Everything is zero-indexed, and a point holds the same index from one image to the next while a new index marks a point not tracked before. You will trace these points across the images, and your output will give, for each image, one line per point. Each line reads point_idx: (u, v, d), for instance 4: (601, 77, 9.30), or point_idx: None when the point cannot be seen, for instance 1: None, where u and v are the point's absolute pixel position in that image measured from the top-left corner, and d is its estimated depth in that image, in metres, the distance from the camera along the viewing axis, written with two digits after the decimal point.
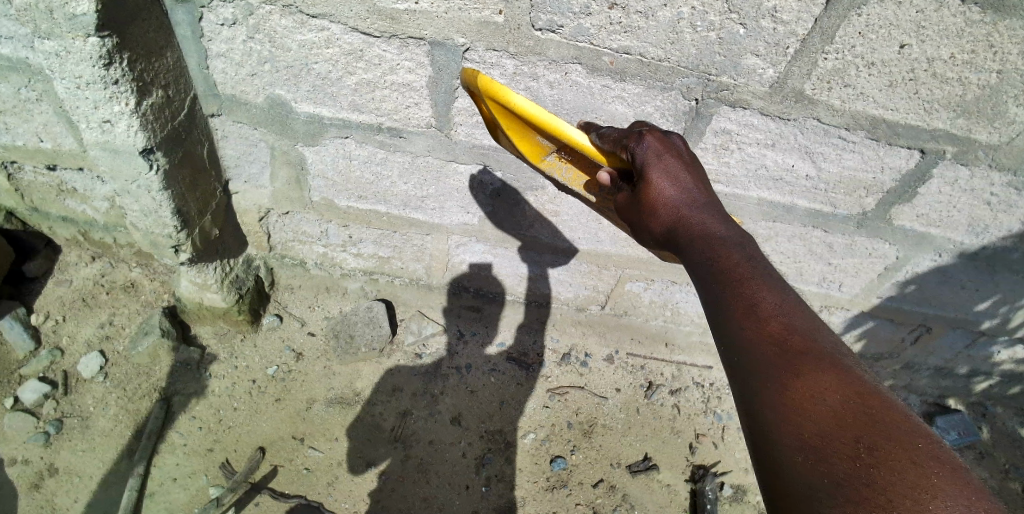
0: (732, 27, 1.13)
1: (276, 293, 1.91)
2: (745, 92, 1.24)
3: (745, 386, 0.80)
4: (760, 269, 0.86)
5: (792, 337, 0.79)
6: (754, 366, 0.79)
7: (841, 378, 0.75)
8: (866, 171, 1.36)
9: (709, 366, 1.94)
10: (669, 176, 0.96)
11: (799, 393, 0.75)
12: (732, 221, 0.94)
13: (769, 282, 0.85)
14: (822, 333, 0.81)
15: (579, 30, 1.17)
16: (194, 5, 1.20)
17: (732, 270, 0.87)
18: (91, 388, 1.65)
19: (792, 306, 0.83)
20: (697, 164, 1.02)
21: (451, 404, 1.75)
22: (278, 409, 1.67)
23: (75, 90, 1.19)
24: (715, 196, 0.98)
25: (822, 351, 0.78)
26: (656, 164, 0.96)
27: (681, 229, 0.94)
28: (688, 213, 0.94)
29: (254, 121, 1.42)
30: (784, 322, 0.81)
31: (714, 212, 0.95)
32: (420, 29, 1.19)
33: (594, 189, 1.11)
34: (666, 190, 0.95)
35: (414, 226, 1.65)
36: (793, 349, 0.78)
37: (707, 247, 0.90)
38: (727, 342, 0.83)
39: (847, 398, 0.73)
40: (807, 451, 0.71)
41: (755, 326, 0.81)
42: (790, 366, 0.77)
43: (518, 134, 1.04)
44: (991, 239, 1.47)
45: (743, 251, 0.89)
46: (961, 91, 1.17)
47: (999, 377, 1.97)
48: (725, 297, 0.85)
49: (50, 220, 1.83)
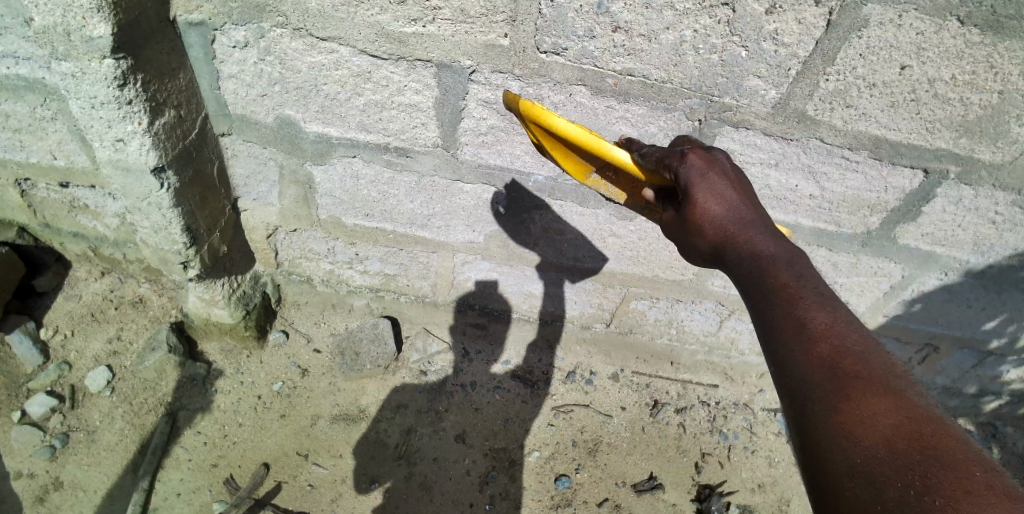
0: (734, 49, 1.15)
1: (282, 309, 1.92)
2: (748, 112, 1.26)
3: (798, 410, 0.76)
4: (811, 290, 0.84)
5: (845, 359, 0.76)
6: (804, 388, 0.76)
7: (896, 402, 0.71)
8: (869, 191, 1.37)
9: (714, 385, 1.93)
10: (716, 194, 0.91)
11: (851, 415, 0.71)
12: (781, 239, 0.91)
13: (821, 302, 0.82)
14: (878, 356, 0.77)
15: (583, 53, 1.19)
16: (207, 28, 1.23)
17: (782, 290, 0.84)
18: (97, 402, 1.66)
19: (846, 327, 0.79)
20: (743, 180, 0.98)
21: (455, 422, 1.75)
22: (283, 425, 1.68)
23: (90, 110, 1.22)
24: (763, 212, 0.95)
25: (875, 373, 0.74)
26: (700, 182, 0.91)
27: (729, 247, 0.91)
28: (736, 231, 0.91)
29: (264, 141, 1.45)
30: (836, 344, 0.77)
31: (763, 230, 0.92)
32: (427, 52, 1.21)
33: (639, 203, 1.06)
34: (713, 209, 0.91)
35: (420, 244, 1.67)
36: (846, 370, 0.75)
37: (756, 266, 0.88)
38: (777, 364, 0.81)
39: (901, 423, 0.68)
40: (857, 475, 0.66)
41: (806, 348, 0.78)
42: (843, 388, 0.73)
43: (562, 155, 1.03)
44: (996, 258, 1.47)
45: (792, 270, 0.86)
46: (962, 111, 1.18)
47: (1008, 396, 1.95)
48: (775, 317, 0.83)
49: (62, 235, 1.85)
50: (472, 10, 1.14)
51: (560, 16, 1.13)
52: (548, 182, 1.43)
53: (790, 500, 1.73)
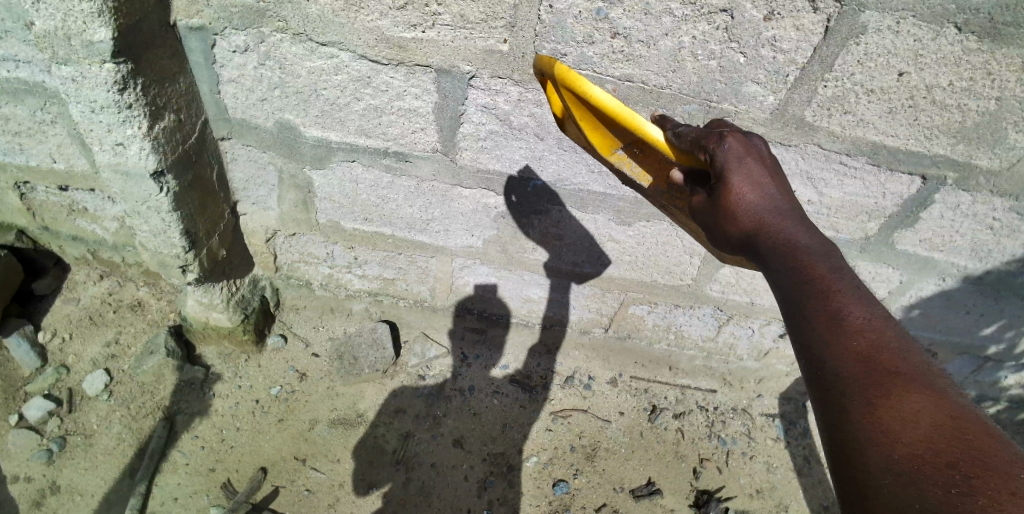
0: (732, 55, 1.15)
1: (281, 313, 1.92)
2: (747, 118, 1.26)
3: (830, 405, 0.73)
4: (847, 283, 0.80)
5: (883, 355, 0.73)
6: (839, 382, 0.73)
7: (936, 401, 0.69)
8: (867, 197, 1.37)
9: (713, 390, 1.93)
10: (751, 182, 0.90)
11: (889, 411, 0.69)
12: (815, 231, 0.88)
13: (857, 297, 0.78)
14: (914, 354, 0.74)
15: (582, 58, 1.20)
16: (208, 33, 1.23)
17: (816, 283, 0.80)
18: (95, 405, 1.66)
19: (881, 323, 0.76)
20: (777, 171, 0.96)
21: (453, 427, 1.75)
22: (281, 430, 1.67)
23: (90, 114, 1.22)
24: (795, 204, 0.92)
25: (913, 370, 0.72)
26: (737, 169, 0.90)
27: (761, 237, 0.87)
28: (768, 221, 0.88)
29: (263, 145, 1.45)
30: (873, 339, 0.74)
31: (796, 221, 0.89)
32: (426, 57, 1.22)
33: (660, 186, 1.07)
34: (748, 196, 0.89)
35: (419, 248, 1.67)
36: (884, 367, 0.72)
37: (788, 257, 0.83)
38: (810, 357, 0.77)
39: (942, 422, 0.66)
40: (896, 474, 0.64)
41: (842, 342, 0.75)
42: (882, 385, 0.71)
43: (589, 126, 1.01)
44: (995, 264, 1.47)
45: (828, 262, 0.82)
46: (960, 117, 1.18)
47: (1006, 402, 1.94)
48: (807, 310, 0.78)
49: (61, 239, 1.85)
50: (472, 16, 1.14)
51: (559, 22, 1.14)
52: (547, 187, 1.43)
53: (788, 506, 1.72)
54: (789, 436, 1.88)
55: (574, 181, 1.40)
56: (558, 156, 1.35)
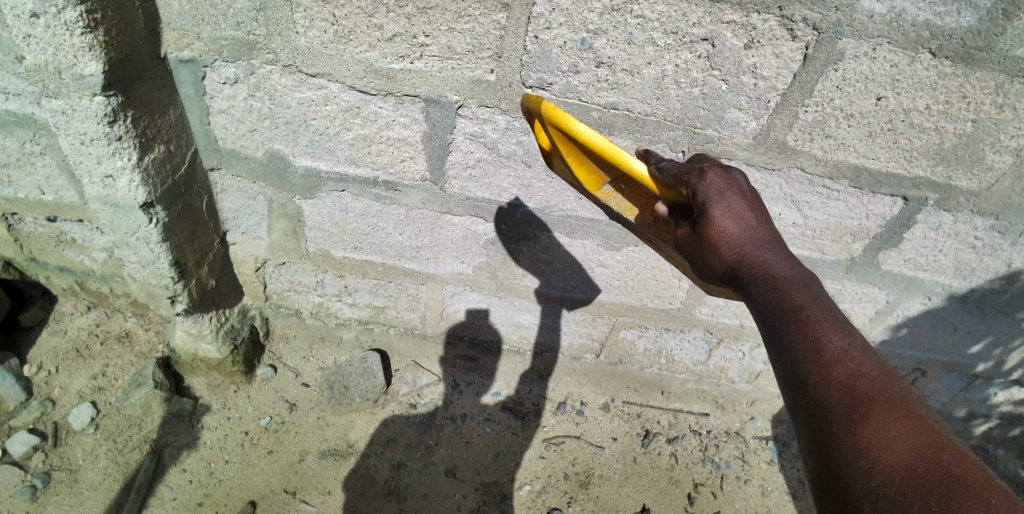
0: (714, 82, 1.18)
1: (270, 343, 1.90)
2: (730, 143, 1.28)
3: (814, 431, 0.74)
4: (827, 312, 0.81)
5: (864, 382, 0.73)
6: (823, 410, 0.74)
7: (916, 427, 0.69)
8: (851, 218, 1.39)
9: (705, 414, 1.92)
10: (733, 215, 0.91)
11: (871, 438, 0.69)
12: (795, 262, 0.89)
13: (837, 324, 0.79)
14: (893, 378, 0.75)
15: (568, 87, 1.22)
16: (198, 65, 1.25)
17: (796, 311, 0.81)
18: (81, 439, 1.63)
19: (861, 350, 0.77)
20: (758, 202, 0.98)
21: (445, 456, 1.73)
22: (270, 462, 1.65)
23: (79, 146, 1.23)
24: (777, 235, 0.94)
25: (894, 396, 0.72)
26: (718, 202, 0.92)
27: (743, 267, 0.88)
28: (749, 252, 0.89)
29: (253, 175, 1.46)
30: (854, 367, 0.75)
31: (777, 252, 0.90)
32: (415, 88, 1.24)
33: (646, 220, 1.08)
34: (730, 229, 0.90)
35: (409, 276, 1.67)
36: (866, 394, 0.72)
37: (770, 285, 0.84)
38: (794, 384, 0.78)
39: (922, 448, 0.66)
40: (877, 498, 0.65)
41: (822, 371, 0.76)
42: (864, 412, 0.71)
43: (576, 162, 1.04)
44: (979, 282, 1.49)
45: (808, 292, 0.84)
46: (938, 139, 1.21)
47: (998, 419, 1.94)
48: (789, 338, 0.80)
49: (48, 270, 1.84)
50: (459, 47, 1.16)
51: (544, 52, 1.16)
52: (536, 214, 1.44)
53: None
54: (782, 459, 1.87)
55: (562, 207, 1.41)
56: (546, 183, 1.37)
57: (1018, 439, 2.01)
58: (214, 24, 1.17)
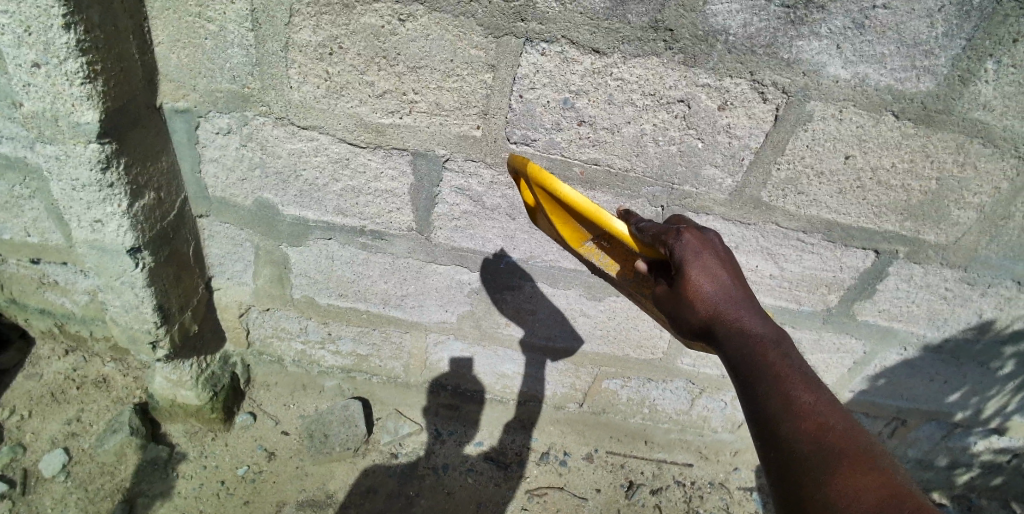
0: (691, 141, 1.24)
1: (250, 390, 1.88)
2: (707, 199, 1.33)
3: (790, 482, 0.82)
4: (796, 369, 0.89)
5: (831, 435, 0.82)
6: (795, 460, 0.81)
7: (877, 477, 0.77)
8: (826, 271, 1.44)
9: (689, 464, 1.91)
10: (709, 274, 0.95)
11: (840, 487, 0.77)
12: (767, 320, 0.95)
13: (805, 380, 0.87)
14: (858, 432, 0.83)
15: (551, 143, 1.26)
16: (192, 115, 1.28)
17: (768, 368, 0.89)
18: (50, 488, 1.57)
19: (829, 405, 0.85)
20: (732, 261, 1.02)
21: (426, 507, 1.69)
22: (245, 513, 1.60)
23: (71, 192, 1.24)
24: (750, 294, 0.99)
25: (857, 448, 0.81)
26: (694, 261, 0.96)
27: (718, 324, 0.94)
28: (724, 310, 0.94)
29: (241, 222, 1.48)
30: (821, 420, 0.83)
31: (750, 310, 0.95)
32: (404, 141, 1.28)
33: (627, 275, 1.11)
34: (706, 287, 0.94)
35: (393, 323, 1.67)
36: (833, 446, 0.81)
37: (744, 343, 0.91)
38: (769, 436, 0.85)
39: (883, 497, 0.74)
40: None
41: (796, 426, 0.83)
42: (831, 463, 0.79)
43: (561, 220, 1.09)
44: (952, 332, 1.53)
45: (778, 350, 0.90)
46: (905, 196, 1.27)
47: (979, 468, 1.95)
48: (761, 394, 0.88)
49: (27, 312, 1.81)
50: (447, 104, 1.21)
51: (529, 110, 1.21)
52: (520, 264, 1.47)
53: None
54: (768, 511, 1.85)
55: (545, 258, 1.44)
56: (529, 235, 1.40)
57: (1001, 488, 2.01)
58: (211, 77, 1.22)
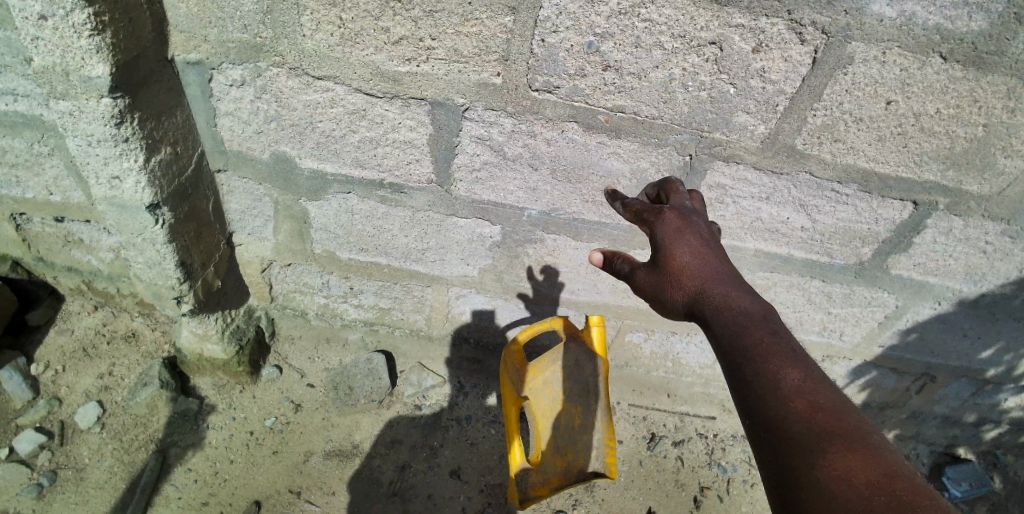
0: (722, 86, 1.17)
1: (276, 344, 1.90)
2: (737, 147, 1.27)
3: (783, 465, 0.78)
4: (782, 344, 0.91)
5: (821, 414, 0.80)
6: (788, 441, 0.79)
7: (871, 459, 0.74)
8: (861, 223, 1.38)
9: (712, 417, 1.91)
10: (691, 251, 1.05)
11: (830, 469, 0.73)
12: (754, 299, 0.99)
13: (793, 360, 0.88)
14: (850, 413, 0.82)
15: (574, 90, 1.20)
16: (204, 67, 1.25)
17: (754, 343, 0.91)
18: (87, 438, 1.64)
19: (818, 384, 0.85)
20: (721, 248, 1.10)
21: (450, 457, 1.73)
22: (274, 462, 1.65)
23: (87, 148, 1.23)
24: (737, 276, 1.05)
25: (849, 429, 0.79)
26: (678, 239, 1.07)
27: (703, 298, 0.99)
28: (707, 285, 1.01)
29: (259, 177, 1.46)
30: (810, 400, 0.82)
31: (735, 289, 1.01)
32: (421, 90, 1.23)
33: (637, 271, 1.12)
34: (687, 261, 1.04)
35: (414, 277, 1.67)
36: (823, 427, 0.79)
37: (728, 315, 0.95)
38: (757, 419, 0.84)
39: (879, 477, 0.71)
40: None
41: (785, 403, 0.82)
42: (821, 441, 0.77)
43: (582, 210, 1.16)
44: (989, 287, 1.48)
45: (765, 326, 0.93)
46: (949, 144, 1.20)
47: (1007, 425, 1.93)
48: (749, 368, 0.88)
49: (56, 269, 1.84)
50: (465, 50, 1.16)
51: (551, 56, 1.15)
52: (542, 217, 1.45)
53: None
54: None
55: (568, 210, 1.42)
56: (552, 186, 1.37)
57: None
58: (221, 27, 1.18)
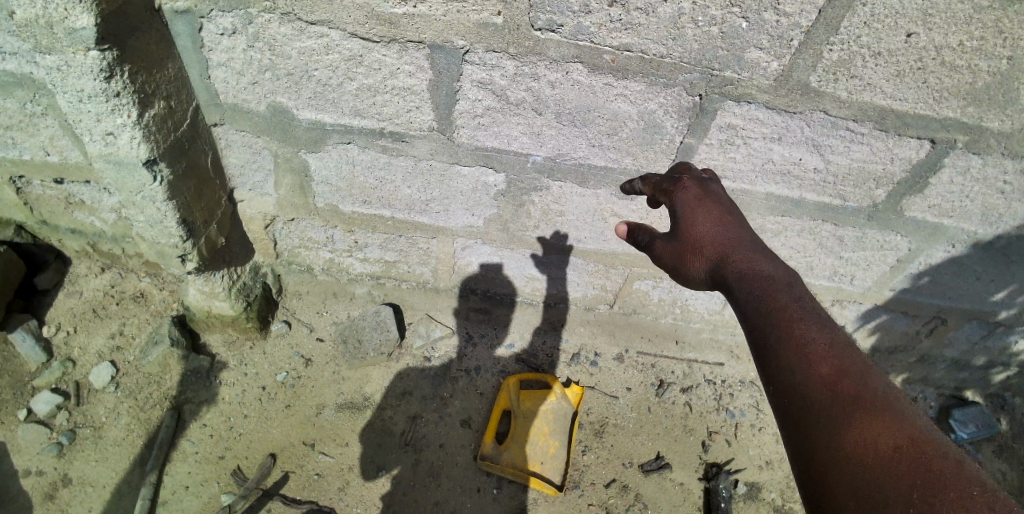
0: (734, 20, 1.11)
1: (284, 299, 1.91)
2: (750, 85, 1.22)
3: (804, 432, 0.83)
4: (806, 309, 0.94)
5: (844, 379, 0.84)
6: (807, 409, 0.83)
7: (893, 422, 0.78)
8: (875, 162, 1.34)
9: (720, 363, 1.92)
10: (711, 220, 1.09)
11: (854, 434, 0.78)
12: (776, 263, 1.03)
13: (817, 325, 0.91)
14: (874, 376, 0.85)
15: (579, 29, 1.15)
16: (193, 16, 1.20)
17: (780, 309, 0.94)
18: (102, 398, 1.66)
19: (842, 348, 0.88)
20: (740, 215, 1.13)
21: (460, 408, 1.75)
22: (288, 415, 1.68)
23: (78, 104, 1.19)
24: (758, 242, 1.08)
25: (872, 394, 0.82)
26: (698, 211, 1.11)
27: (726, 264, 1.04)
28: (729, 253, 1.06)
29: (256, 130, 1.43)
30: (834, 365, 0.86)
31: (756, 253, 1.05)
32: (419, 33, 1.18)
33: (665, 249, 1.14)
34: (709, 230, 1.08)
35: (419, 230, 1.65)
36: (847, 392, 0.82)
37: (753, 282, 0.99)
38: (778, 385, 0.88)
39: (900, 441, 0.75)
40: (859, 498, 0.73)
41: (807, 370, 0.86)
42: (841, 407, 0.81)
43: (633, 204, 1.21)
44: (1005, 229, 1.45)
45: (789, 290, 0.97)
46: (970, 79, 1.14)
47: (1016, 368, 1.93)
48: (774, 335, 0.92)
49: (60, 232, 1.84)
50: None
51: None
52: (547, 163, 1.42)
53: None
54: None
55: (574, 156, 1.39)
56: (557, 131, 1.34)
57: None
58: None
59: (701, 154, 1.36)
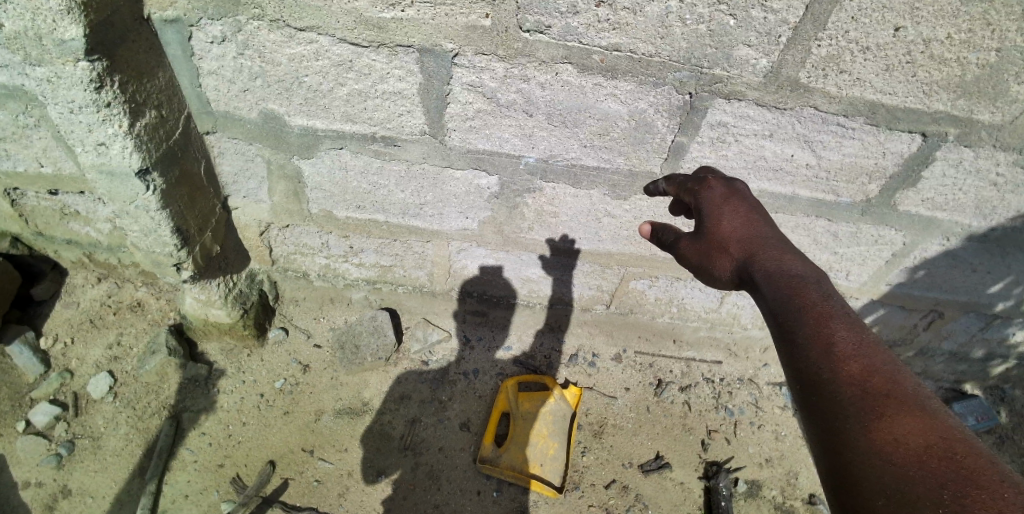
0: (721, 18, 1.11)
1: (281, 306, 1.91)
2: (740, 83, 1.22)
3: (831, 428, 0.82)
4: (839, 308, 0.93)
5: (875, 379, 0.83)
6: (837, 407, 0.82)
7: (924, 422, 0.77)
8: (866, 158, 1.34)
9: (718, 362, 1.94)
10: (738, 219, 1.09)
11: (885, 432, 0.77)
12: (806, 262, 1.02)
13: (847, 323, 0.90)
14: (906, 376, 0.84)
15: (567, 29, 1.15)
16: (183, 24, 1.20)
17: (811, 307, 0.93)
18: (100, 408, 1.66)
19: (872, 346, 0.87)
20: (765, 212, 1.13)
21: (459, 411, 1.75)
22: (286, 422, 1.68)
23: (68, 115, 1.19)
24: (787, 241, 1.07)
25: (905, 393, 0.81)
26: (724, 209, 1.11)
27: (755, 263, 1.03)
28: (759, 251, 1.04)
29: (249, 137, 1.43)
30: (865, 363, 0.85)
31: (788, 253, 1.03)
32: (408, 37, 1.18)
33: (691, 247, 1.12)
34: (737, 229, 1.07)
35: (414, 234, 1.66)
36: (877, 390, 0.81)
37: (785, 281, 0.98)
38: (807, 382, 0.87)
39: (931, 440, 0.75)
40: (890, 497, 0.72)
41: (837, 368, 0.85)
42: (872, 406, 0.80)
43: None
44: (999, 221, 1.45)
45: (820, 288, 0.96)
46: (960, 71, 1.15)
47: (1015, 359, 1.93)
48: (804, 334, 0.90)
49: (56, 243, 1.84)
50: None
51: None
52: (539, 164, 1.42)
53: (799, 472, 1.76)
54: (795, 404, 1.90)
55: (566, 157, 1.40)
56: (549, 132, 1.34)
57: None
58: None
59: (694, 152, 1.36)
